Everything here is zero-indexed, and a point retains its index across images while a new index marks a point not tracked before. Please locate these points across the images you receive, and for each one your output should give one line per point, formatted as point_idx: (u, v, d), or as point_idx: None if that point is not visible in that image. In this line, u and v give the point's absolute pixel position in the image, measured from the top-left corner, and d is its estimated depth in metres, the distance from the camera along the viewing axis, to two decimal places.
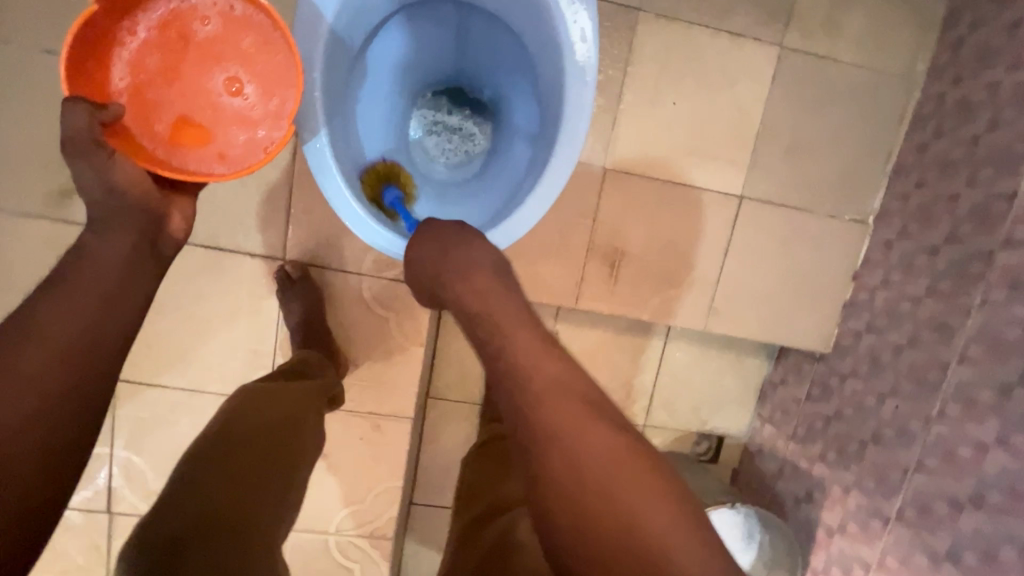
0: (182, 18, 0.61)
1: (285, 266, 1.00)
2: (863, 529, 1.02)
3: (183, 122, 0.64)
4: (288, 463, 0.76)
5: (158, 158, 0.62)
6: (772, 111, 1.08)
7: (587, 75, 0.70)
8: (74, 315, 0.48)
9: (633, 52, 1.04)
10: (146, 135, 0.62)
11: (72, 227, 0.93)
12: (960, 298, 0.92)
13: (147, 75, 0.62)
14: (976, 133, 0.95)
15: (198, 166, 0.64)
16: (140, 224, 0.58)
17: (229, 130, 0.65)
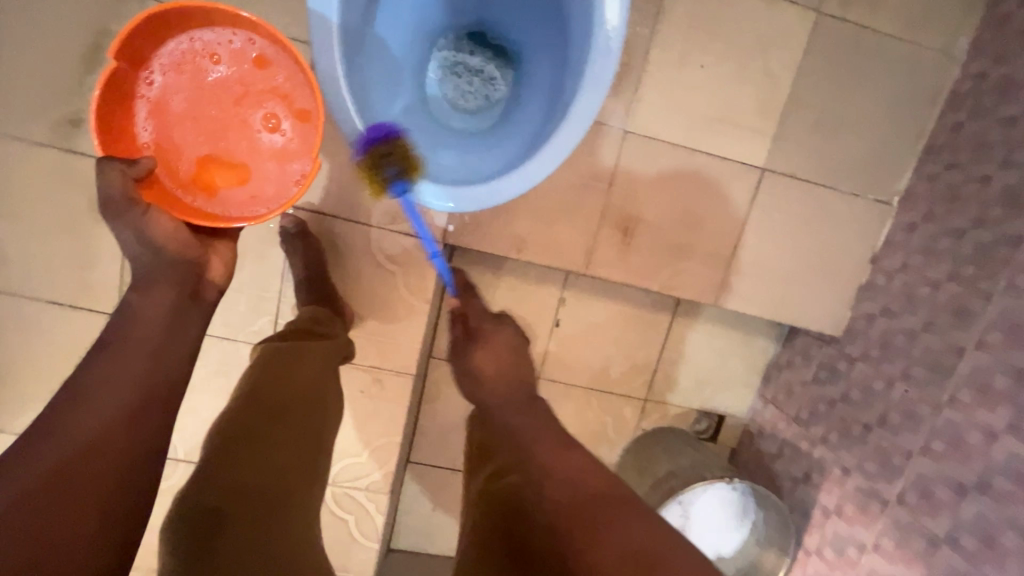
0: (197, 65, 0.70)
1: (283, 222, 1.03)
2: (860, 512, 1.00)
3: (208, 162, 0.72)
4: (313, 437, 0.78)
5: (188, 202, 0.71)
6: (803, 81, 1.04)
7: (619, 16, 0.65)
8: (122, 368, 0.55)
9: (662, 9, 1.00)
10: (178, 180, 0.71)
11: (85, 159, 0.98)
12: (982, 282, 0.89)
13: (170, 121, 0.70)
14: (1015, 113, 0.91)
15: (228, 203, 0.72)
16: (177, 279, 0.64)
17: (258, 163, 0.73)
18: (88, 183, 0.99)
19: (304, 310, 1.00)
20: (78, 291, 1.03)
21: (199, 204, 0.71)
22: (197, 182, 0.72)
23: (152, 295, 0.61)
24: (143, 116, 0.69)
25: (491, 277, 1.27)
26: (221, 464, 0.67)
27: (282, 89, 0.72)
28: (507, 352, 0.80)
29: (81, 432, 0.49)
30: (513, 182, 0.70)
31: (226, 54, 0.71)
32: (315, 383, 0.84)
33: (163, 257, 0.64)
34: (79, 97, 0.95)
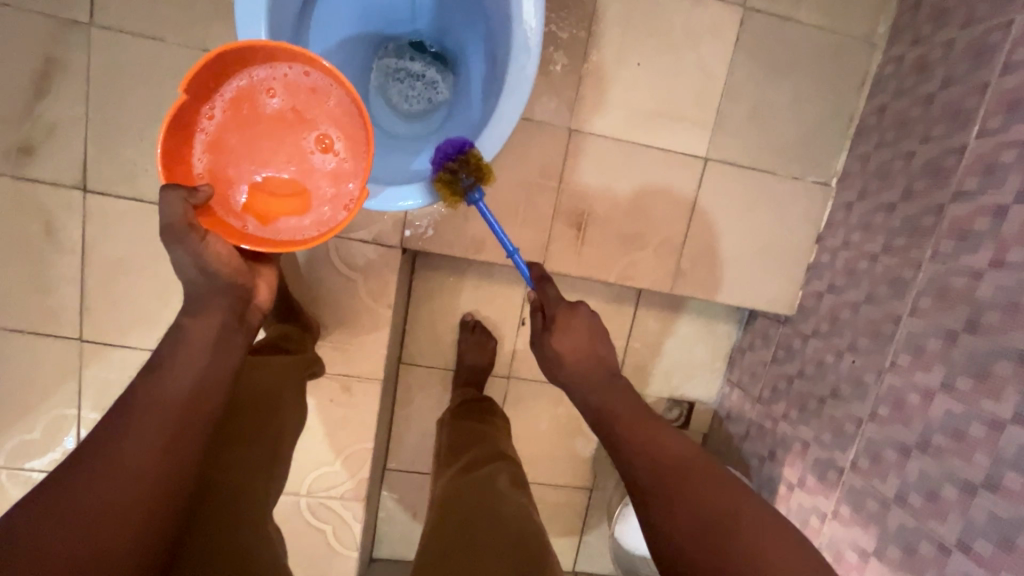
0: (254, 96, 0.69)
1: None
2: (820, 482, 1.03)
3: (263, 191, 0.70)
4: (271, 435, 0.83)
5: (242, 229, 0.68)
6: (736, 73, 1.09)
7: (533, 18, 0.69)
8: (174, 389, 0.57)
9: (597, 10, 1.04)
10: (233, 209, 0.69)
11: (36, 184, 0.98)
12: (913, 251, 0.93)
13: (227, 153, 0.69)
14: (931, 92, 0.96)
15: (285, 231, 0.70)
16: (230, 301, 0.65)
17: (315, 188, 0.71)
18: (43, 209, 0.99)
19: (270, 332, 1.05)
20: (39, 317, 1.03)
21: (252, 230, 0.69)
22: (254, 210, 0.69)
23: (203, 317, 0.62)
24: (202, 147, 0.68)
25: (455, 280, 1.29)
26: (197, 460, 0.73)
27: (339, 117, 0.71)
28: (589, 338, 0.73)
29: (126, 465, 0.51)
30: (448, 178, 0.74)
31: (283, 84, 0.69)
32: (272, 387, 0.88)
33: (213, 280, 0.64)
34: (29, 124, 0.96)
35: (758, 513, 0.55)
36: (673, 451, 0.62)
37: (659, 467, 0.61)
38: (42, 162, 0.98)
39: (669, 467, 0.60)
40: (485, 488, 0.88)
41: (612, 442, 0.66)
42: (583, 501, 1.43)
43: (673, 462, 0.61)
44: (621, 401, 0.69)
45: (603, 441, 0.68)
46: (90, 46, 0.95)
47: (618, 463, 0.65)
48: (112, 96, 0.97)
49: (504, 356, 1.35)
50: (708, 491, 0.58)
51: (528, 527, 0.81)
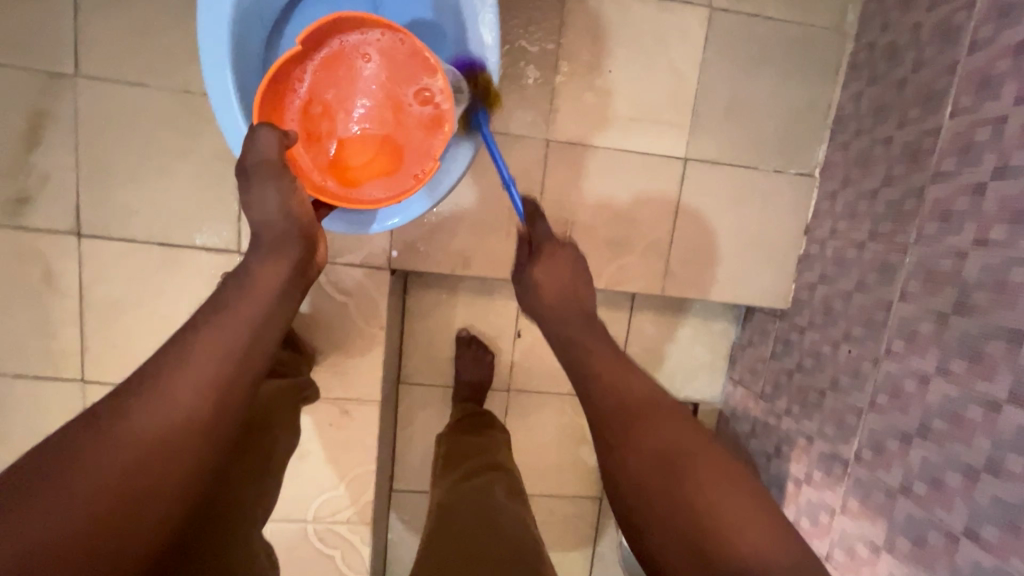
0: (350, 59, 0.72)
1: None
2: (827, 475, 1.01)
3: (350, 146, 0.73)
4: (263, 456, 0.86)
5: (324, 184, 0.73)
6: (709, 72, 1.10)
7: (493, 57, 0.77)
8: (226, 332, 0.57)
9: (565, 22, 1.06)
10: (318, 164, 0.73)
11: (31, 233, 1.01)
12: (899, 236, 0.92)
13: (318, 108, 0.73)
14: (903, 76, 0.96)
15: (365, 189, 0.74)
16: (294, 254, 0.66)
17: (394, 152, 0.74)
18: (40, 256, 1.02)
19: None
20: (40, 361, 1.06)
21: (330, 187, 0.73)
22: (335, 168, 0.74)
23: (270, 266, 0.64)
24: (296, 102, 0.72)
25: (448, 297, 1.30)
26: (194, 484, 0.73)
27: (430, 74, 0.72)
28: (573, 273, 0.74)
29: (173, 405, 0.52)
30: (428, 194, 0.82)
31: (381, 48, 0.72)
32: (268, 407, 0.90)
33: (291, 221, 0.66)
34: (23, 176, 0.99)
35: (733, 474, 0.53)
36: (636, 387, 0.60)
37: (623, 407, 0.59)
38: (37, 212, 1.01)
39: (635, 401, 0.59)
40: (482, 498, 0.89)
41: (582, 378, 0.63)
42: (593, 510, 1.42)
43: (646, 406, 0.59)
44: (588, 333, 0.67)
45: (572, 377, 0.65)
46: (77, 96, 0.98)
47: (584, 403, 0.62)
48: (100, 142, 1.00)
49: (502, 369, 1.35)
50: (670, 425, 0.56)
51: (525, 536, 0.82)
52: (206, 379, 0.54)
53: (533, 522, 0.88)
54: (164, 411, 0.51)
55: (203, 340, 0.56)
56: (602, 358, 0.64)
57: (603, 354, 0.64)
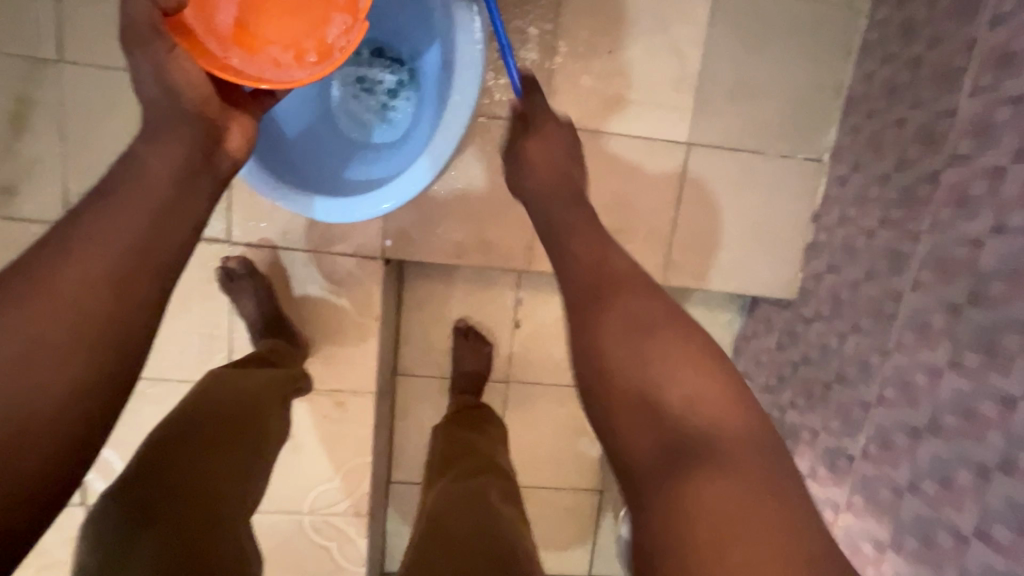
0: None
1: (229, 262, 1.05)
2: (831, 471, 0.98)
3: (249, 16, 0.65)
4: (250, 451, 0.79)
5: (224, 60, 0.64)
6: (713, 52, 1.06)
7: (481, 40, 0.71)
8: (117, 230, 0.51)
9: (563, 1, 1.02)
10: (217, 29, 0.64)
11: (18, 222, 1.00)
12: (910, 223, 0.88)
13: None
14: (919, 54, 0.91)
15: (273, 67, 0.66)
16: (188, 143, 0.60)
17: (307, 21, 0.67)
18: (29, 247, 1.01)
19: (257, 347, 1.03)
20: None
21: (235, 61, 0.65)
22: (238, 36, 0.65)
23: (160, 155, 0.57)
24: None
25: (444, 287, 1.28)
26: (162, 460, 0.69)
27: None
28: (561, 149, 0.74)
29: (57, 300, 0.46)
30: (421, 173, 0.75)
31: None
32: (252, 398, 0.85)
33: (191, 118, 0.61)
34: (9, 165, 0.97)
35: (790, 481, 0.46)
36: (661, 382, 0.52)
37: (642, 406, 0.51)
38: (24, 201, 0.99)
39: (674, 413, 0.50)
40: (475, 503, 0.86)
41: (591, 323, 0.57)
42: (593, 502, 1.40)
43: (678, 406, 0.50)
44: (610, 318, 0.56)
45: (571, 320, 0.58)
46: (61, 82, 0.96)
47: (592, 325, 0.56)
48: (85, 129, 0.98)
49: (500, 360, 1.33)
50: (699, 418, 0.49)
51: (517, 547, 0.79)
52: (110, 263, 0.49)
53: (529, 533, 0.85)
54: (73, 288, 0.47)
55: (99, 225, 0.51)
56: (633, 305, 0.57)
57: (635, 301, 0.57)
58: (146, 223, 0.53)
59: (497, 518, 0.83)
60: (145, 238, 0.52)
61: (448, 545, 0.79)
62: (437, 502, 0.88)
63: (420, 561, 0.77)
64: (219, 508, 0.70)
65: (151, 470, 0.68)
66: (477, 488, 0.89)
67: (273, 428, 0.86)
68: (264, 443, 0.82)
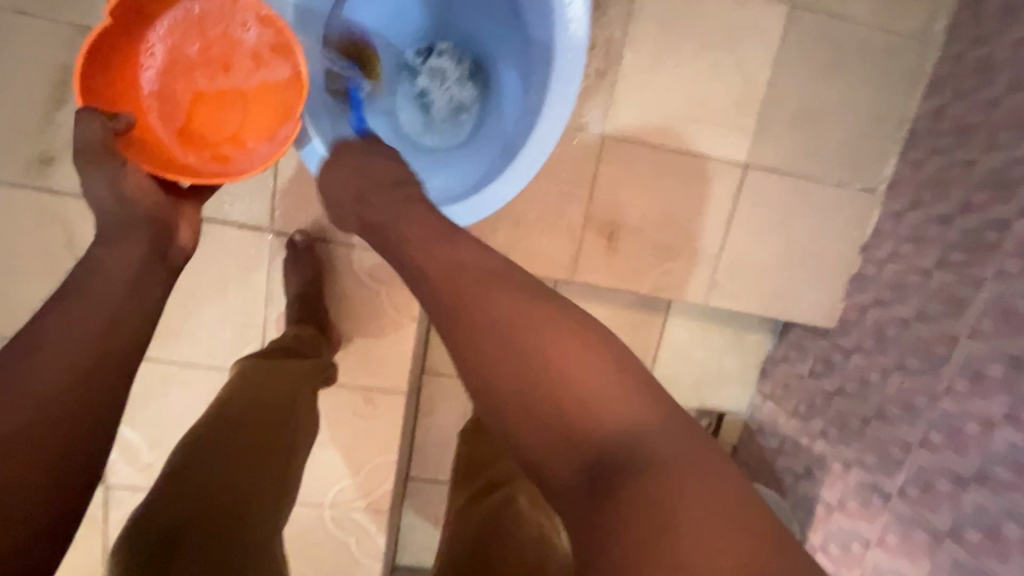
0: (211, 27, 0.65)
1: (294, 236, 1.05)
2: (863, 506, 0.99)
3: (207, 118, 0.67)
4: (277, 465, 0.77)
5: (181, 162, 0.65)
6: (780, 73, 1.03)
7: (577, 47, 0.67)
8: (72, 337, 0.47)
9: (634, 9, 0.98)
10: (172, 132, 0.66)
11: (53, 195, 0.96)
12: (973, 269, 0.87)
13: (169, 79, 0.65)
14: (995, 96, 0.90)
15: (224, 165, 0.66)
16: (148, 236, 0.58)
17: (257, 116, 0.67)
18: (63, 222, 0.97)
19: (286, 332, 0.99)
20: None
21: (192, 162, 0.66)
22: (189, 135, 0.66)
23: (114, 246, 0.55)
24: (147, 76, 0.64)
25: None
26: (177, 488, 0.67)
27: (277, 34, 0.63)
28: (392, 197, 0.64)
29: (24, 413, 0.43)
30: (494, 196, 0.73)
31: (242, 15, 0.64)
32: (283, 402, 0.83)
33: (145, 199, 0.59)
34: (49, 135, 0.94)
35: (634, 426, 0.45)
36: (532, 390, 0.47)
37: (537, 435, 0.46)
38: (62, 174, 0.95)
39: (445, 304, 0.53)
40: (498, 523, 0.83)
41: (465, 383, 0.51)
42: None
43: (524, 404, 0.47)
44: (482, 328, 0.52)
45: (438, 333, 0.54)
46: None
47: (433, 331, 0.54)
48: None
49: None
50: (586, 420, 0.44)
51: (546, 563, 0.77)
52: (68, 368, 0.46)
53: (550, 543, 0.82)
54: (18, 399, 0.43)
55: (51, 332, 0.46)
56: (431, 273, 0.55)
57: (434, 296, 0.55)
58: (101, 319, 0.49)
59: (514, 543, 0.81)
60: (103, 330, 0.49)
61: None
62: (463, 536, 0.86)
63: None
64: (247, 524, 0.69)
65: (171, 497, 0.66)
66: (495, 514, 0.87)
67: (299, 434, 0.83)
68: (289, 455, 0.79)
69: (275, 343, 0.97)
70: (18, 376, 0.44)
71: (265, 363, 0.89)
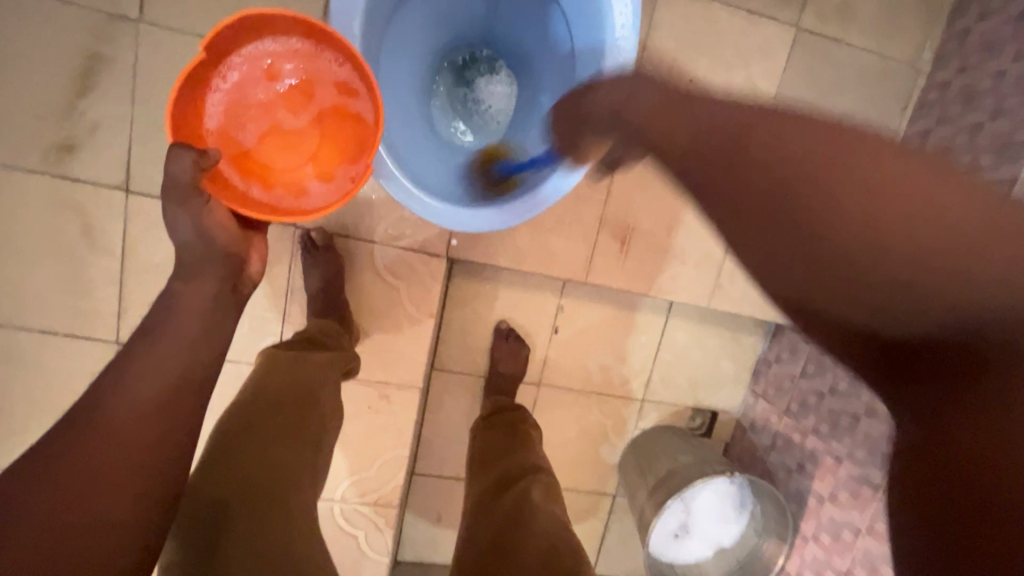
0: (280, 65, 0.67)
1: (310, 233, 1.05)
2: (853, 497, 1.13)
3: (268, 150, 0.69)
4: (313, 436, 0.77)
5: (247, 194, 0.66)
6: (786, 92, 1.10)
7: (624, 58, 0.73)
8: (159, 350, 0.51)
9: (654, 25, 1.04)
10: (233, 163, 0.66)
11: (71, 183, 0.95)
12: None
13: (235, 112, 0.66)
14: (978, 121, 0.99)
15: (289, 199, 0.68)
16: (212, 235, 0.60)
17: (319, 153, 0.71)
18: (83, 210, 0.96)
19: (310, 325, 1.01)
20: (67, 317, 0.99)
21: (257, 193, 0.67)
22: (250, 167, 0.68)
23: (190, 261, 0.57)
24: (213, 107, 0.64)
25: (490, 288, 1.27)
26: (218, 467, 0.68)
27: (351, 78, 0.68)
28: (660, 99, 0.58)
29: (116, 425, 0.46)
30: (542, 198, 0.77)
31: (320, 57, 0.67)
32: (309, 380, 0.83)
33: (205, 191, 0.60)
34: (72, 121, 0.93)
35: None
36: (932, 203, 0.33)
37: (947, 267, 0.33)
38: (83, 162, 0.94)
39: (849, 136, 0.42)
40: (521, 507, 0.87)
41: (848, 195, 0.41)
42: (606, 506, 1.44)
43: (933, 219, 0.33)
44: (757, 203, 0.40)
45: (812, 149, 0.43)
46: (138, 43, 0.92)
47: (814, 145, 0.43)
48: (159, 95, 0.94)
49: (535, 364, 1.34)
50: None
51: (560, 545, 0.80)
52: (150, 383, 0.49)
53: (568, 531, 0.84)
54: (113, 429, 0.46)
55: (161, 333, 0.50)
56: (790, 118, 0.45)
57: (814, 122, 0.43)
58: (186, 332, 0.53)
59: (532, 527, 0.82)
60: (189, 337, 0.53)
61: (482, 561, 0.79)
62: (484, 521, 0.87)
63: (491, 555, 0.80)
64: (286, 496, 0.69)
65: (220, 472, 0.68)
66: (516, 505, 0.88)
67: (328, 410, 0.82)
68: (321, 429, 0.79)
69: (299, 334, 0.97)
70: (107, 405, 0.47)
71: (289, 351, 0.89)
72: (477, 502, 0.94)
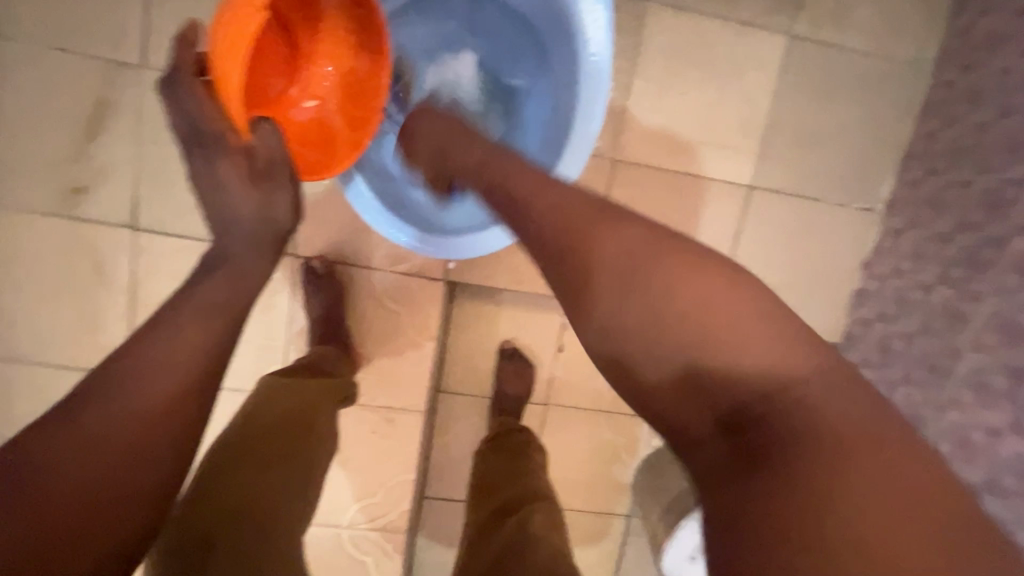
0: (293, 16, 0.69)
1: (311, 261, 1.07)
2: None
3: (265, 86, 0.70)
4: (303, 467, 0.77)
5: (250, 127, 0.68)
6: (781, 100, 1.08)
7: (598, 65, 0.73)
8: (179, 347, 0.49)
9: (643, 39, 1.04)
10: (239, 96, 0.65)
11: (81, 223, 0.99)
12: (973, 284, 0.92)
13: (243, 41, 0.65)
14: (986, 120, 0.95)
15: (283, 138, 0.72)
16: None
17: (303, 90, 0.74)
18: (93, 248, 1.00)
19: (311, 351, 1.02)
20: (79, 352, 1.03)
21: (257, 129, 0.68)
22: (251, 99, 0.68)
23: None
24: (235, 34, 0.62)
25: (493, 309, 1.26)
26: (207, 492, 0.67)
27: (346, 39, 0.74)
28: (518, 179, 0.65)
29: (135, 414, 0.44)
30: None
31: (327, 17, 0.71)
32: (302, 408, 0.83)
33: None
34: (81, 165, 0.97)
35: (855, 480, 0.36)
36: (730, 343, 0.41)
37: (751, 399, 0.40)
38: (92, 203, 0.98)
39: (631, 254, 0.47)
40: (518, 537, 0.85)
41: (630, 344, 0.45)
42: (621, 528, 1.41)
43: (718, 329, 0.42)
44: (651, 301, 0.44)
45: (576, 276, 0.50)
46: (140, 87, 0.96)
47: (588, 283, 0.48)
48: (161, 136, 0.98)
49: (541, 384, 1.32)
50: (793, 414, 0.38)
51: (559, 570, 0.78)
52: (171, 379, 0.47)
53: (568, 557, 0.83)
54: (118, 433, 0.43)
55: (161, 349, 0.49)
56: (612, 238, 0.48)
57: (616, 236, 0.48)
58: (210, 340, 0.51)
59: (529, 556, 0.80)
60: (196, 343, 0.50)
61: None
62: (483, 557, 0.85)
63: None
64: (276, 526, 0.69)
65: (204, 496, 0.67)
66: (513, 536, 0.86)
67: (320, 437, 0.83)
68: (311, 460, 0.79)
69: (298, 362, 0.98)
70: (104, 407, 0.44)
71: (287, 377, 0.89)
72: (477, 532, 0.92)
